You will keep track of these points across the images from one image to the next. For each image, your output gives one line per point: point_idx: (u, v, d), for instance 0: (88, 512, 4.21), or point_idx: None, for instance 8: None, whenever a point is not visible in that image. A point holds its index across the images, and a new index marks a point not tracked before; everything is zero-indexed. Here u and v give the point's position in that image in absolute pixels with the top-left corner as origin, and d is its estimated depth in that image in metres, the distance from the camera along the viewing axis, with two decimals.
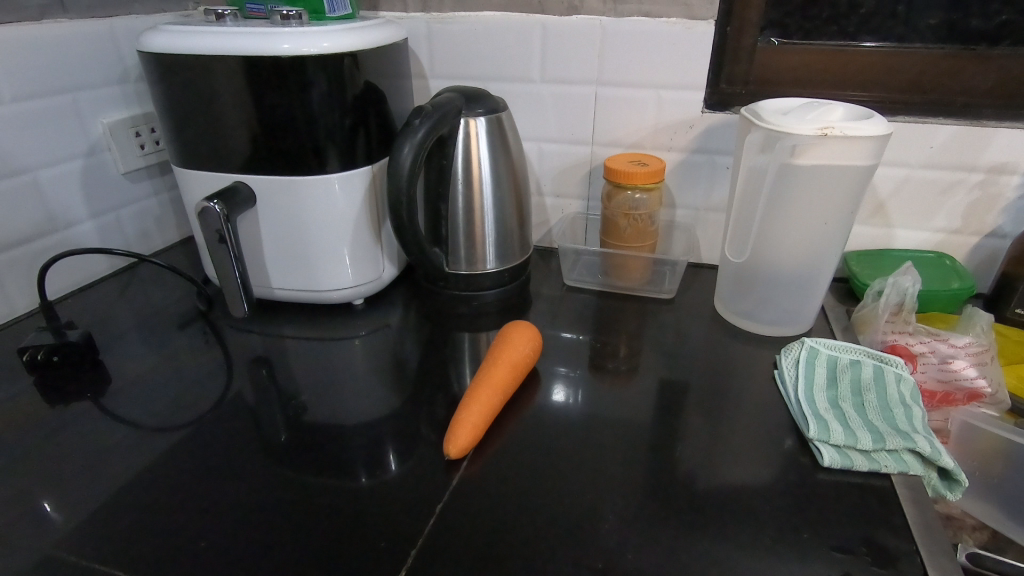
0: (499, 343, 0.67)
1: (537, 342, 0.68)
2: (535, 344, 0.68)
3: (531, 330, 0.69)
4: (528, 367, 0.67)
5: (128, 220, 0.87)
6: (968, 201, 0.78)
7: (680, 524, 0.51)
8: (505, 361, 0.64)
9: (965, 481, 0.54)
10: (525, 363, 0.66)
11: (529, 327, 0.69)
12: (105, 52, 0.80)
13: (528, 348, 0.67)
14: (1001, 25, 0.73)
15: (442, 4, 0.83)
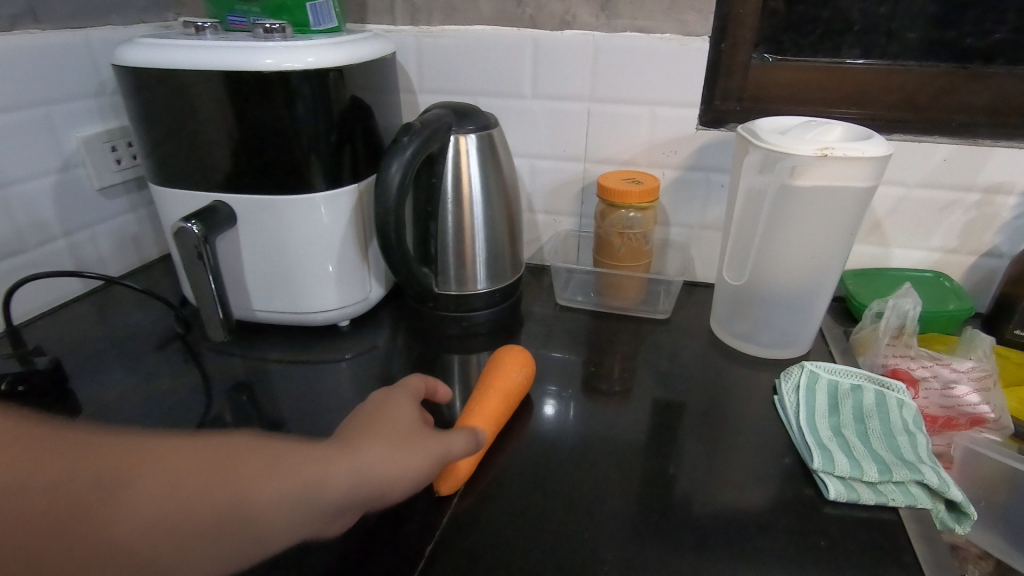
0: (490, 370, 0.64)
1: (529, 367, 0.66)
2: (528, 371, 0.66)
3: (524, 356, 0.66)
4: (521, 394, 0.64)
5: (102, 238, 0.84)
6: (965, 221, 0.77)
7: (684, 561, 0.49)
8: (497, 390, 0.62)
9: (973, 515, 0.52)
10: (518, 391, 0.64)
11: (520, 352, 0.67)
12: (79, 64, 0.77)
13: (520, 374, 0.64)
14: (995, 43, 0.72)
15: (431, 18, 0.81)
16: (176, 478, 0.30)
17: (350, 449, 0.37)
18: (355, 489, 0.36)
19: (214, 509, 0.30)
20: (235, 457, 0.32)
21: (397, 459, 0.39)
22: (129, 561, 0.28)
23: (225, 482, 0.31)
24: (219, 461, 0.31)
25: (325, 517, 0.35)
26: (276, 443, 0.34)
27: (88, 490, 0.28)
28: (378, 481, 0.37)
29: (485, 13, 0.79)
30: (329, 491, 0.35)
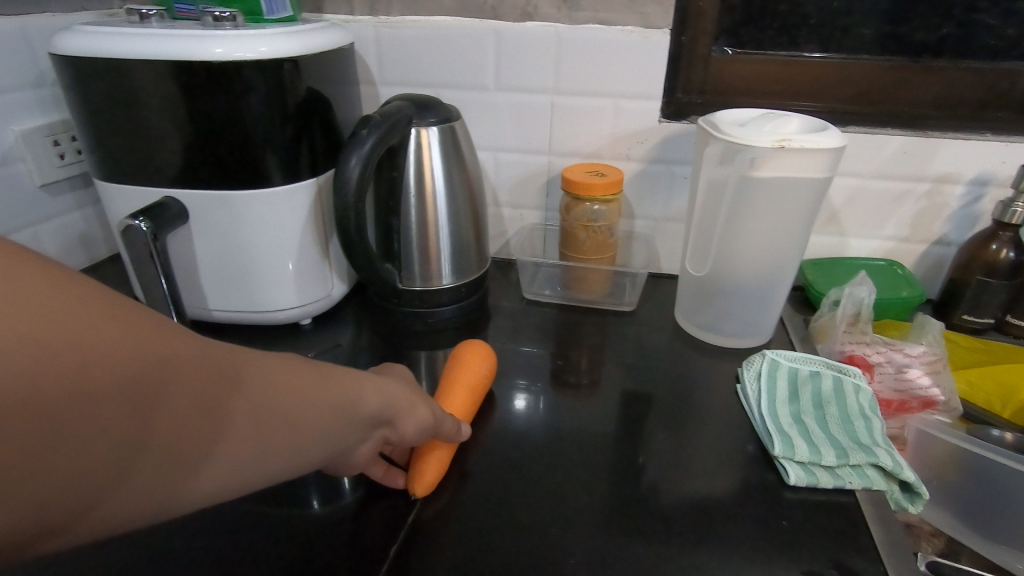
0: (451, 366, 0.63)
1: (492, 359, 0.65)
2: (491, 363, 0.65)
3: (486, 348, 0.66)
4: (485, 387, 0.63)
5: (46, 237, 0.80)
6: (916, 210, 0.79)
7: (650, 549, 0.49)
8: (462, 385, 0.61)
9: (926, 494, 0.54)
10: (482, 384, 0.63)
11: (482, 344, 0.66)
12: (15, 53, 0.72)
13: (483, 367, 0.64)
14: (943, 38, 0.74)
15: (390, 8, 0.79)
16: (208, 370, 0.27)
17: (339, 373, 0.38)
18: (351, 413, 0.37)
19: (244, 416, 0.29)
20: (255, 365, 0.31)
21: (379, 392, 0.41)
22: (157, 465, 0.26)
23: (253, 392, 0.30)
24: (241, 363, 0.30)
25: (331, 438, 0.35)
26: (285, 359, 0.33)
27: (139, 370, 0.24)
28: (370, 411, 0.39)
29: (445, 3, 0.78)
30: (333, 411, 0.35)
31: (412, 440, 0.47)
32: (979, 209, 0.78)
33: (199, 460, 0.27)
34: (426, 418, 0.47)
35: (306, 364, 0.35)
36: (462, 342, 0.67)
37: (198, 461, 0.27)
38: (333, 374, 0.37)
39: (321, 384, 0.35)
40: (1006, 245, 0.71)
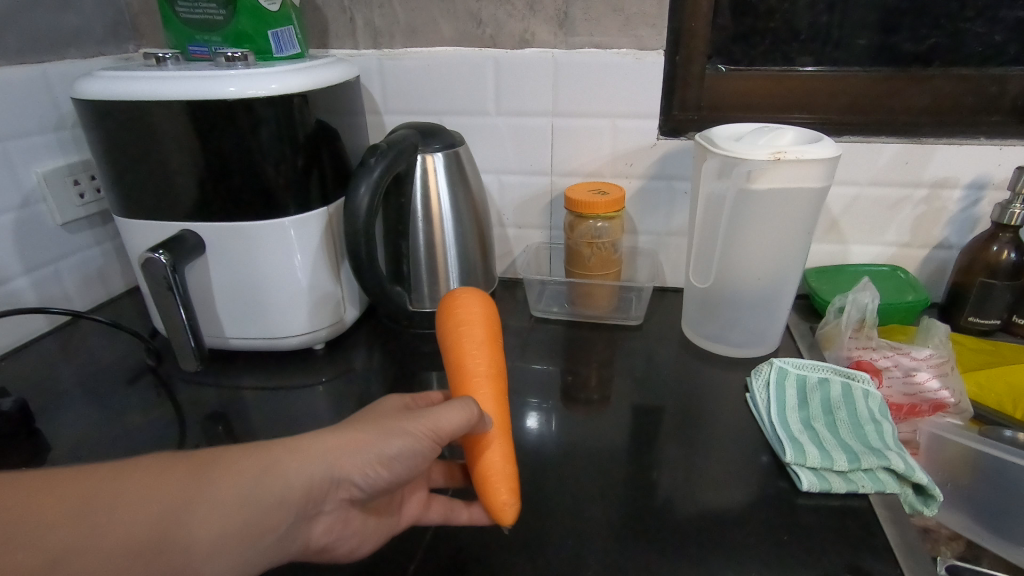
0: (449, 352, 0.61)
1: (477, 310, 0.63)
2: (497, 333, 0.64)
3: (489, 319, 0.63)
4: (491, 345, 0.61)
5: (67, 273, 0.82)
6: (916, 215, 0.80)
7: (666, 560, 0.49)
8: (485, 376, 0.59)
9: (939, 495, 0.54)
10: (486, 348, 0.61)
11: (458, 306, 0.63)
12: (37, 99, 0.76)
13: (474, 329, 0.62)
14: (931, 47, 0.76)
15: (393, 41, 0.82)
16: (116, 515, 0.36)
17: (273, 452, 0.42)
18: (285, 493, 0.41)
19: (167, 541, 0.37)
20: (168, 492, 0.38)
21: (320, 456, 0.43)
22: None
23: (167, 518, 0.37)
24: (148, 493, 0.37)
25: (267, 527, 0.41)
26: (204, 469, 0.40)
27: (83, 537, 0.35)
28: (307, 488, 0.42)
29: (445, 34, 0.81)
30: (263, 502, 0.40)
31: (392, 471, 0.45)
32: (978, 212, 0.79)
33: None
34: (389, 444, 0.45)
35: (230, 462, 0.40)
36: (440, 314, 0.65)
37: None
38: (263, 457, 0.42)
39: (242, 481, 0.40)
40: (1006, 246, 0.72)
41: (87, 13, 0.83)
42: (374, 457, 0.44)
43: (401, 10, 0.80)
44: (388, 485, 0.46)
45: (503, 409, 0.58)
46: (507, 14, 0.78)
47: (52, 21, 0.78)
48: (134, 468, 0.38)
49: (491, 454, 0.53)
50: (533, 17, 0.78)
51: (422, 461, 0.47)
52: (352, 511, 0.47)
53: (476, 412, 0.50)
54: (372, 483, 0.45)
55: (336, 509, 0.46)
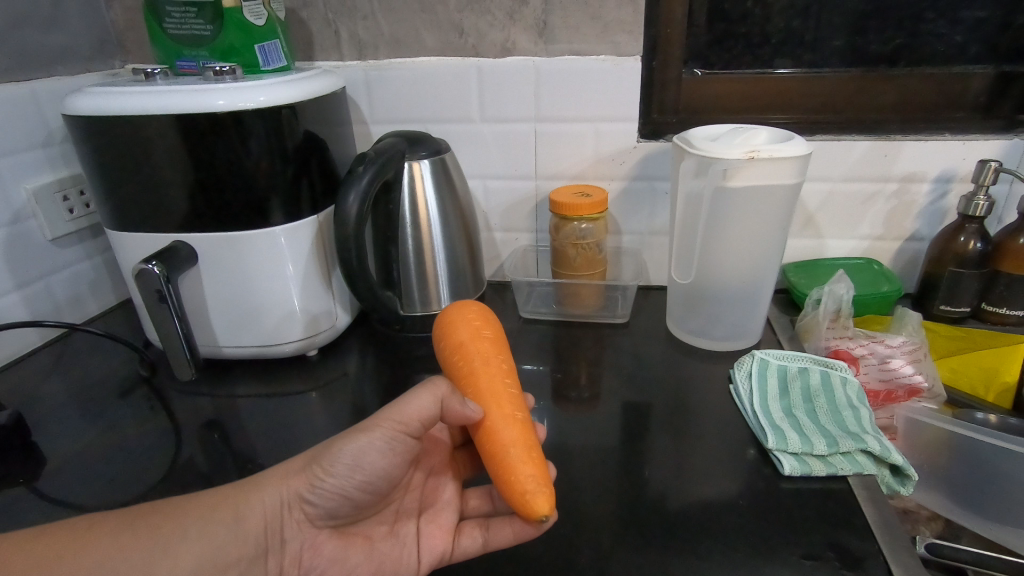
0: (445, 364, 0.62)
1: (460, 313, 0.63)
2: (491, 327, 0.63)
3: (481, 316, 0.63)
4: (481, 339, 0.61)
5: (58, 287, 0.83)
6: (888, 209, 0.83)
7: (655, 547, 0.51)
8: (487, 370, 0.58)
9: (915, 476, 0.57)
10: (476, 344, 0.60)
11: (444, 318, 0.64)
12: (26, 116, 0.77)
13: (460, 331, 0.62)
14: (896, 48, 0.79)
15: (377, 52, 0.84)
16: (69, 562, 0.42)
17: (224, 493, 0.49)
18: (235, 524, 0.47)
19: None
20: (119, 535, 0.44)
21: (267, 487, 0.48)
22: None
23: (116, 561, 0.43)
24: (102, 539, 0.44)
25: (222, 561, 0.46)
26: (154, 516, 0.46)
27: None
28: (259, 516, 0.48)
29: (429, 44, 0.83)
30: (212, 536, 0.46)
31: (340, 476, 0.48)
32: (946, 205, 0.82)
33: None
34: (345, 447, 0.47)
35: (182, 506, 0.47)
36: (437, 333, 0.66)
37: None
38: (215, 498, 0.48)
39: (192, 519, 0.46)
40: (973, 236, 0.75)
41: (73, 31, 0.84)
42: (315, 469, 0.48)
43: (385, 21, 0.82)
44: (342, 494, 0.49)
45: (510, 397, 0.56)
46: (488, 23, 0.80)
47: (38, 39, 0.79)
48: (95, 523, 0.45)
49: (502, 446, 0.52)
50: (514, 26, 0.80)
51: (373, 458, 0.48)
52: (321, 534, 0.50)
53: (434, 385, 0.50)
54: (321, 495, 0.48)
55: (304, 533, 0.49)
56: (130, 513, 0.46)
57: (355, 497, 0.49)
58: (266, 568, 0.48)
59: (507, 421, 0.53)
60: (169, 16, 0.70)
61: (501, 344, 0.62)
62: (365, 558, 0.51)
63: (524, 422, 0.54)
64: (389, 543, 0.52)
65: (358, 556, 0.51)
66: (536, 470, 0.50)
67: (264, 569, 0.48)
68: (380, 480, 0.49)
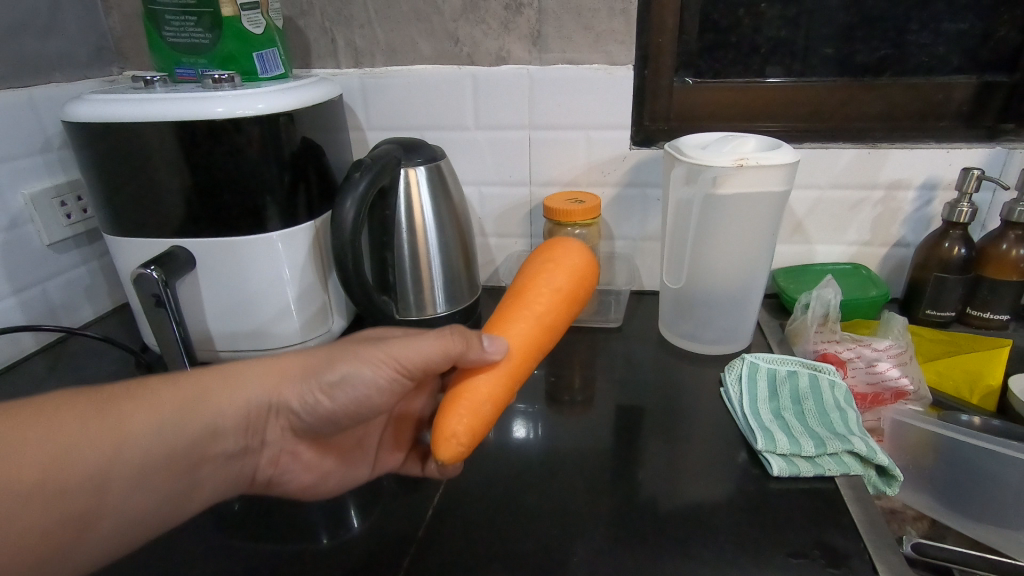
0: (522, 280, 0.65)
1: (569, 260, 0.65)
2: (575, 309, 0.66)
3: (580, 294, 0.66)
4: (561, 300, 0.63)
5: (54, 292, 0.83)
6: (874, 215, 0.85)
7: (645, 546, 0.52)
8: (541, 330, 0.61)
9: (900, 476, 0.58)
10: (553, 296, 0.63)
11: (560, 250, 0.66)
12: (24, 123, 0.77)
13: (556, 277, 0.64)
14: (882, 58, 0.81)
15: (373, 60, 0.85)
16: (31, 443, 0.41)
17: (205, 383, 0.50)
18: (213, 418, 0.50)
19: (82, 470, 0.43)
20: (89, 423, 0.44)
21: (254, 386, 0.52)
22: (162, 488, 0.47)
23: (83, 450, 0.43)
24: (69, 423, 0.43)
25: (207, 442, 0.49)
26: (126, 400, 0.46)
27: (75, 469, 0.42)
28: (243, 415, 0.51)
29: (424, 53, 0.84)
30: (188, 427, 0.48)
31: (337, 399, 0.53)
32: (931, 212, 0.84)
33: (64, 513, 0.42)
34: (350, 370, 0.52)
35: (155, 392, 0.47)
36: (540, 247, 0.69)
37: (62, 517, 0.42)
38: (192, 386, 0.49)
39: (167, 407, 0.47)
40: (957, 242, 0.77)
41: (71, 38, 0.85)
42: (313, 386, 0.52)
43: (381, 30, 0.83)
44: (329, 413, 0.54)
45: (524, 358, 0.60)
46: (483, 33, 0.82)
47: (36, 46, 0.80)
48: (59, 402, 0.44)
49: (472, 385, 0.56)
50: (508, 36, 0.81)
51: (368, 391, 0.53)
52: (300, 443, 0.58)
53: (451, 340, 0.53)
54: (311, 409, 0.53)
55: (284, 439, 0.56)
56: (95, 396, 0.46)
57: (337, 421, 0.55)
58: (246, 462, 0.54)
59: (501, 376, 0.57)
60: (168, 24, 0.71)
61: (567, 317, 0.65)
62: (335, 467, 0.60)
63: (509, 386, 0.58)
64: (357, 451, 0.62)
65: (329, 462, 0.60)
66: (473, 428, 0.54)
67: (244, 462, 0.54)
68: (367, 410, 0.55)
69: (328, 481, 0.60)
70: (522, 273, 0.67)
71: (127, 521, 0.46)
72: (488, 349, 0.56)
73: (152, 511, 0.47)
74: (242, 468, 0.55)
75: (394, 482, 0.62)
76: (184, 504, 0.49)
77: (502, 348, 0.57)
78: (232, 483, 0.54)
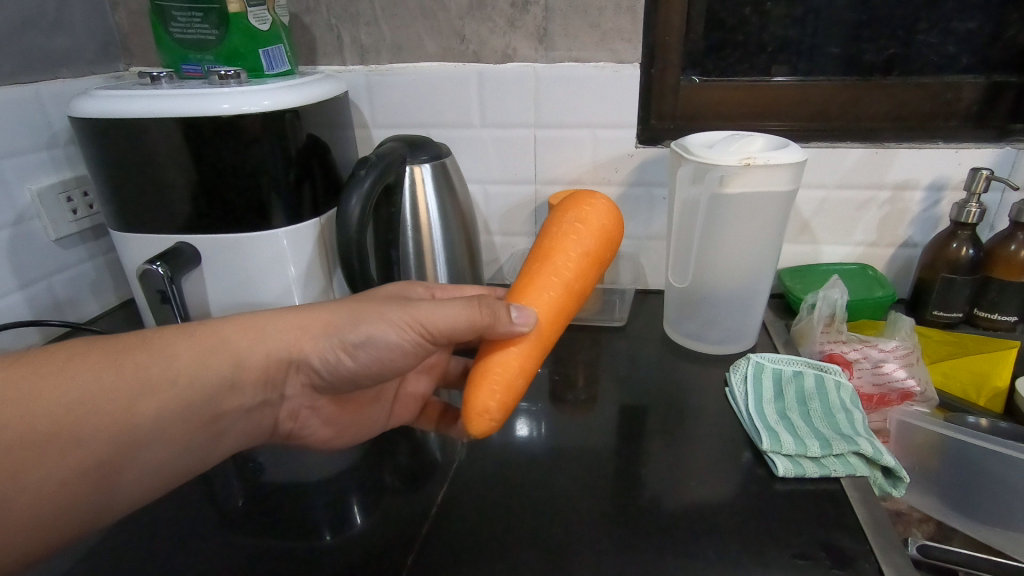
0: (551, 240, 0.65)
1: (599, 223, 0.65)
2: (600, 269, 0.67)
3: (605, 253, 0.67)
4: (589, 265, 0.65)
5: (60, 288, 0.84)
6: (881, 215, 0.85)
7: (649, 546, 0.52)
8: (565, 293, 0.63)
9: (906, 477, 0.58)
10: (581, 263, 0.64)
11: (589, 210, 0.66)
12: (30, 118, 0.77)
13: (585, 241, 0.64)
14: (890, 57, 0.81)
15: (379, 57, 0.85)
16: (46, 394, 0.42)
17: (222, 335, 0.51)
18: (230, 371, 0.51)
19: (99, 421, 0.44)
20: (104, 374, 0.44)
21: (273, 338, 0.53)
22: (179, 438, 0.49)
23: (100, 401, 0.44)
24: (84, 375, 0.44)
25: (224, 394, 0.51)
26: (141, 352, 0.46)
27: (91, 422, 0.43)
28: (263, 368, 0.53)
29: (430, 50, 0.84)
30: (205, 380, 0.49)
31: (360, 359, 0.55)
32: (939, 212, 0.83)
33: (82, 463, 0.43)
34: (373, 327, 0.54)
35: (171, 344, 0.48)
36: (567, 199, 0.68)
37: (80, 468, 0.43)
38: (208, 338, 0.50)
39: (183, 359, 0.48)
40: (965, 243, 0.76)
41: (77, 34, 0.85)
42: (336, 344, 0.54)
43: (387, 27, 0.83)
44: (349, 371, 0.56)
45: (551, 329, 0.63)
46: (489, 30, 0.81)
47: (43, 41, 0.80)
48: (72, 355, 0.44)
49: (504, 361, 0.59)
50: (515, 33, 0.81)
51: (390, 352, 0.55)
52: (322, 399, 0.64)
53: (479, 311, 0.55)
54: (332, 366, 0.56)
55: (303, 394, 0.61)
56: (109, 347, 0.46)
57: (354, 381, 0.58)
58: (264, 413, 0.58)
59: (529, 351, 0.60)
60: (175, 20, 0.71)
61: (593, 280, 0.67)
62: (353, 419, 0.68)
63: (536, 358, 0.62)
64: (374, 406, 0.70)
65: (345, 415, 0.67)
66: (505, 405, 0.59)
67: (263, 412, 0.58)
68: (387, 370, 0.57)
69: (344, 436, 0.67)
70: (550, 229, 0.67)
71: (144, 470, 0.47)
72: (519, 324, 0.58)
73: (169, 460, 0.49)
74: (261, 419, 0.58)
75: (399, 480, 0.62)
76: (198, 454, 0.51)
77: (532, 321, 0.59)
78: (250, 432, 0.57)
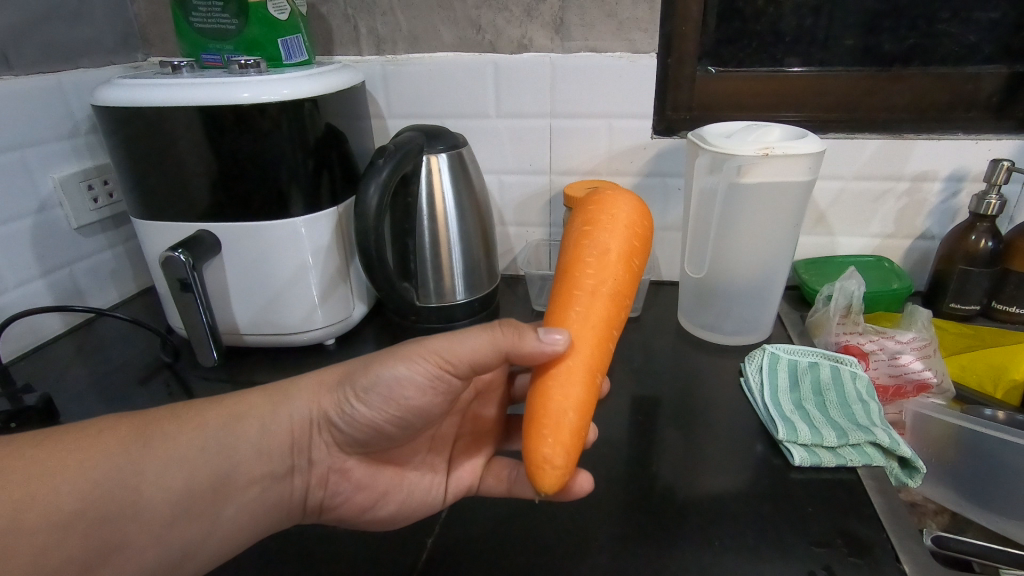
0: (567, 256, 0.61)
1: (610, 218, 0.60)
2: (632, 269, 0.60)
3: (630, 249, 0.59)
4: (611, 262, 0.59)
5: (81, 275, 0.85)
6: (899, 207, 0.84)
7: (665, 532, 0.53)
8: (596, 295, 0.57)
9: (923, 467, 0.58)
10: (606, 267, 0.58)
11: (595, 211, 0.61)
12: (54, 107, 0.78)
13: (600, 239, 0.59)
14: (910, 47, 0.80)
15: (395, 47, 0.85)
16: (70, 467, 0.43)
17: (250, 402, 0.52)
18: (256, 439, 0.51)
19: (121, 496, 0.44)
20: (129, 447, 0.45)
21: (296, 401, 0.53)
22: (201, 517, 0.48)
23: (123, 475, 0.45)
24: (109, 448, 0.45)
25: (249, 467, 0.50)
26: (168, 423, 0.48)
27: (109, 499, 0.44)
28: (287, 431, 0.52)
29: (446, 39, 0.84)
30: (230, 450, 0.49)
31: (372, 405, 0.53)
32: (958, 203, 0.83)
33: (102, 544, 0.44)
34: (394, 372, 0.52)
35: (199, 414, 0.49)
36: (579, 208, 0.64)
37: (102, 548, 0.44)
38: (232, 407, 0.51)
39: (208, 430, 0.49)
40: (984, 235, 0.76)
41: (99, 24, 0.86)
42: (349, 394, 0.53)
43: (403, 18, 0.83)
44: (368, 420, 0.53)
45: (598, 346, 0.56)
46: (505, 20, 0.81)
47: (65, 32, 0.81)
48: (104, 424, 0.46)
49: (558, 396, 0.52)
50: (531, 23, 0.81)
51: (409, 389, 0.52)
52: (351, 461, 0.57)
53: (500, 332, 0.51)
54: (349, 419, 0.53)
55: (332, 457, 0.55)
56: (138, 420, 0.48)
57: (375, 432, 0.55)
58: (294, 486, 0.53)
59: (580, 376, 0.54)
60: (196, 11, 0.72)
61: (629, 282, 0.60)
62: (394, 484, 0.58)
63: (591, 381, 0.55)
64: (417, 473, 0.60)
65: (385, 481, 0.58)
66: (570, 444, 0.51)
67: (294, 484, 0.53)
68: (411, 412, 0.54)
69: (385, 505, 0.57)
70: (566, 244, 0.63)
71: (168, 554, 0.46)
72: (554, 344, 0.52)
73: (197, 542, 0.47)
74: (290, 492, 0.53)
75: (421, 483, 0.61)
76: (227, 535, 0.49)
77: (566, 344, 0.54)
78: (283, 510, 0.52)
